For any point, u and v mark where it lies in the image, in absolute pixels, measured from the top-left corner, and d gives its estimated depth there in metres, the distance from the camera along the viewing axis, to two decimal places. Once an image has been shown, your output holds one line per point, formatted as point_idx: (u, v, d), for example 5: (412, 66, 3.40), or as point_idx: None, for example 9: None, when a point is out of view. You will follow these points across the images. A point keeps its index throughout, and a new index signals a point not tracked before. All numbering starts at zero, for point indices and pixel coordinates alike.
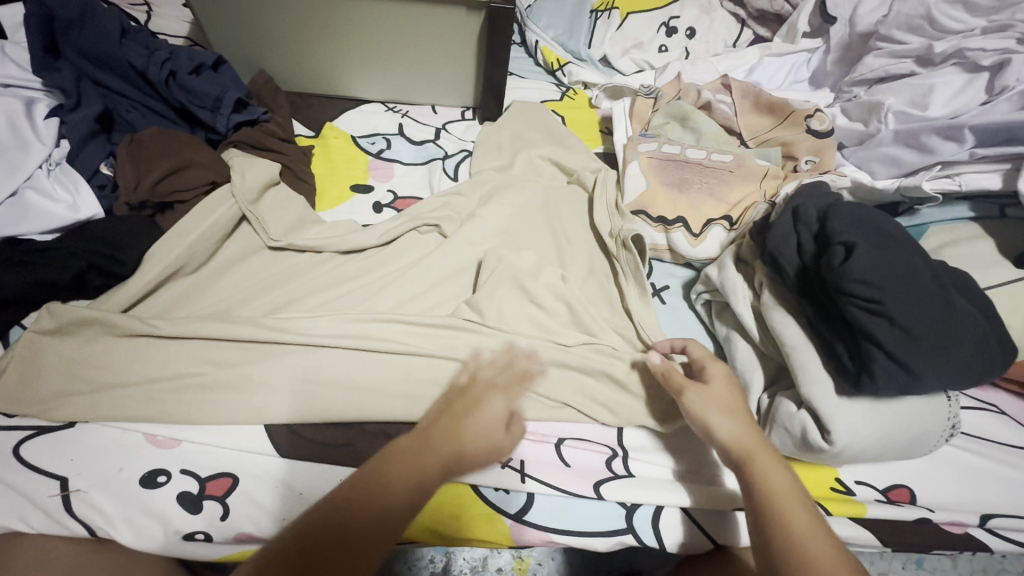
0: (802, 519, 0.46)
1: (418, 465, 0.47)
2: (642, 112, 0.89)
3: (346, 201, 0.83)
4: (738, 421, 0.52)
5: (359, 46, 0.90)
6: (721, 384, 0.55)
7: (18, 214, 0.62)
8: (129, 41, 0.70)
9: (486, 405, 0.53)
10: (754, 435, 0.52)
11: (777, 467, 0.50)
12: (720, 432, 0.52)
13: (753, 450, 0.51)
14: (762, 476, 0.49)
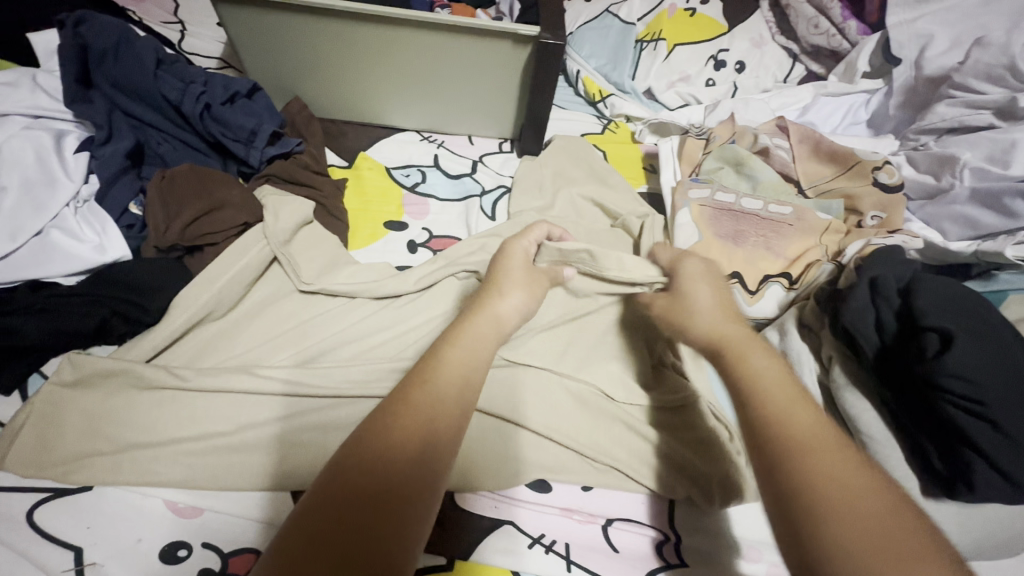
0: (783, 397, 0.40)
1: (433, 392, 0.45)
2: (691, 154, 0.85)
3: (379, 238, 0.79)
4: (716, 311, 0.49)
5: (397, 76, 0.87)
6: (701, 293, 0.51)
7: (44, 255, 0.58)
8: (164, 72, 0.67)
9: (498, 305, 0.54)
10: (732, 321, 0.47)
11: (764, 356, 0.43)
12: (695, 322, 0.48)
13: (728, 335, 0.46)
14: (739, 364, 0.43)
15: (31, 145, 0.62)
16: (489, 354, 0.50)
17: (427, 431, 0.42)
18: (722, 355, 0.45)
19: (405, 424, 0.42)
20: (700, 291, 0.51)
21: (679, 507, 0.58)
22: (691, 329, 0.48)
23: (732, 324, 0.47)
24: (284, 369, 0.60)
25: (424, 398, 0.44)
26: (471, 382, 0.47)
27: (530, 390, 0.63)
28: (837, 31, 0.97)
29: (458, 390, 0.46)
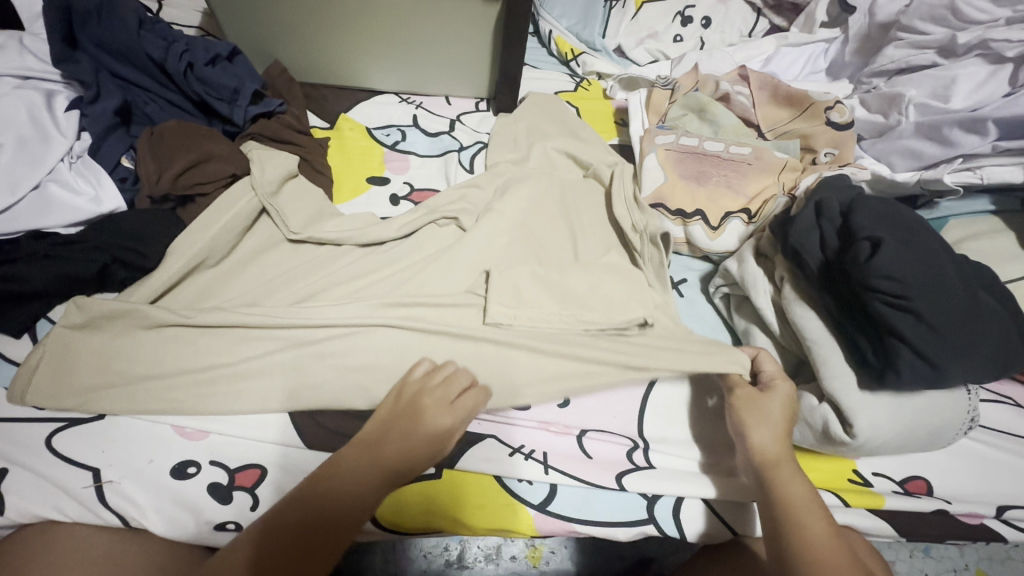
0: (811, 515, 0.50)
1: (330, 486, 0.51)
2: (658, 103, 0.89)
3: (363, 193, 0.83)
4: (780, 432, 0.54)
5: (376, 37, 0.90)
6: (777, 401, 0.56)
7: (42, 207, 0.61)
8: (147, 32, 0.69)
9: (427, 414, 0.54)
10: (789, 450, 0.54)
11: (799, 483, 0.52)
12: (754, 438, 0.54)
13: (782, 459, 0.53)
14: (782, 485, 0.52)
15: (22, 104, 0.64)
16: (413, 455, 0.53)
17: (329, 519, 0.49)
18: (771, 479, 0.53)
19: (304, 521, 0.49)
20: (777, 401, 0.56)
21: (647, 415, 0.64)
22: (751, 441, 0.54)
23: (784, 447, 0.54)
24: (276, 308, 0.64)
25: (328, 487, 0.50)
26: (386, 476, 0.52)
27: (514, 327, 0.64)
28: None
29: (351, 484, 0.51)
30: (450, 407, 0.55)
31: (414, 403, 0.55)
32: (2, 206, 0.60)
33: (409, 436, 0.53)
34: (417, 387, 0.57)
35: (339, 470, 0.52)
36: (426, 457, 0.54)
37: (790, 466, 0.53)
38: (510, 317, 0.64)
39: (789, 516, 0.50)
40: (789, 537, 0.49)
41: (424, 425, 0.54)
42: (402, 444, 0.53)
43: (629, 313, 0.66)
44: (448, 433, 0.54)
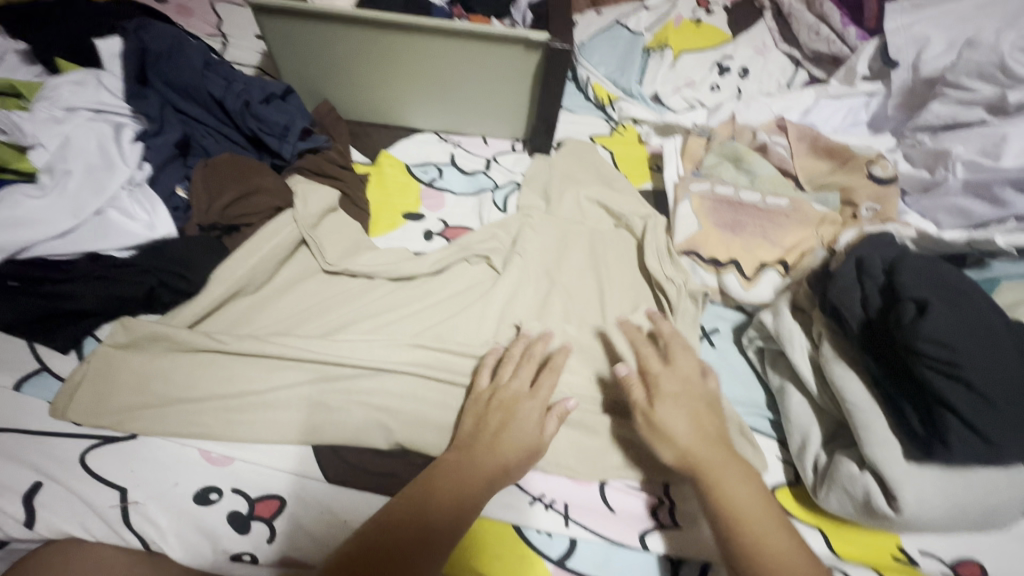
0: (754, 514, 0.51)
1: (421, 503, 0.50)
2: (694, 152, 0.89)
3: (398, 227, 0.85)
4: (693, 431, 0.56)
5: (418, 80, 0.92)
6: (682, 399, 0.58)
7: (101, 231, 0.65)
8: (210, 72, 0.74)
9: (518, 416, 0.57)
10: (710, 447, 0.55)
11: (738, 482, 0.53)
12: (673, 443, 0.56)
13: (704, 460, 0.54)
14: (716, 488, 0.52)
15: (94, 136, 0.68)
16: (512, 455, 0.55)
17: (418, 536, 0.48)
18: (700, 477, 0.54)
19: (395, 540, 0.47)
20: (677, 404, 0.57)
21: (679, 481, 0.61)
22: (668, 445, 0.56)
23: (705, 444, 0.55)
24: (308, 338, 0.65)
25: (438, 488, 0.51)
26: (489, 475, 0.53)
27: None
28: (838, 37, 1.02)
29: (443, 502, 0.51)
30: (541, 420, 0.58)
31: (497, 402, 0.58)
32: (65, 229, 0.64)
33: (503, 434, 0.56)
34: (494, 395, 0.59)
35: (432, 487, 0.52)
36: (525, 458, 0.56)
37: (722, 467, 0.54)
38: None
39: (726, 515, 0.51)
40: (732, 531, 0.50)
41: (507, 436, 0.56)
42: (502, 447, 0.55)
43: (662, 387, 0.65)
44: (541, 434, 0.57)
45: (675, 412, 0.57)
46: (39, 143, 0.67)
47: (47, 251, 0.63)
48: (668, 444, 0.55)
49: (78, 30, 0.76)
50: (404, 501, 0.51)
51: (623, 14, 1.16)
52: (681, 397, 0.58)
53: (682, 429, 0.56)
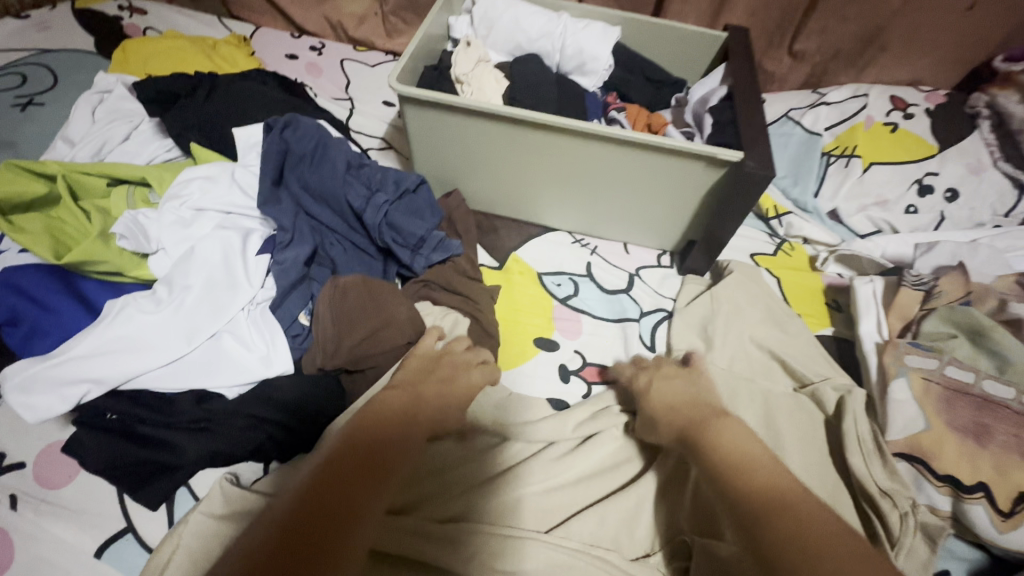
0: (753, 452, 0.47)
1: (372, 416, 0.48)
2: (905, 308, 0.71)
3: (529, 359, 0.72)
4: (683, 403, 0.55)
5: (568, 180, 0.80)
6: (675, 380, 0.59)
7: (215, 361, 0.56)
8: (352, 176, 0.65)
9: (472, 359, 0.58)
10: (696, 406, 0.54)
11: (735, 432, 0.50)
12: (662, 401, 0.56)
13: (699, 418, 0.52)
14: (717, 440, 0.49)
15: (220, 244, 0.60)
16: (477, 387, 0.57)
17: (398, 430, 0.47)
18: (692, 437, 0.51)
19: (375, 427, 0.46)
20: (672, 382, 0.58)
21: None
22: (662, 417, 0.55)
23: (696, 410, 0.54)
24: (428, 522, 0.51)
25: (409, 398, 0.51)
26: (456, 398, 0.54)
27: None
28: None
29: (392, 417, 0.48)
30: (471, 350, 0.60)
31: (437, 362, 0.57)
32: (175, 356, 0.55)
33: (464, 366, 0.57)
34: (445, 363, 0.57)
35: (381, 407, 0.49)
36: (481, 392, 0.58)
37: (718, 423, 0.51)
38: None
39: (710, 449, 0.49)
40: (726, 472, 0.46)
41: (464, 374, 0.56)
42: (467, 377, 0.56)
43: None
44: (494, 373, 0.59)
45: (671, 385, 0.58)
46: (162, 250, 0.59)
47: (153, 382, 0.55)
48: (660, 416, 0.56)
49: (220, 117, 0.70)
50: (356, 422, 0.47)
51: (798, 108, 0.98)
52: (673, 376, 0.59)
53: (673, 394, 0.56)
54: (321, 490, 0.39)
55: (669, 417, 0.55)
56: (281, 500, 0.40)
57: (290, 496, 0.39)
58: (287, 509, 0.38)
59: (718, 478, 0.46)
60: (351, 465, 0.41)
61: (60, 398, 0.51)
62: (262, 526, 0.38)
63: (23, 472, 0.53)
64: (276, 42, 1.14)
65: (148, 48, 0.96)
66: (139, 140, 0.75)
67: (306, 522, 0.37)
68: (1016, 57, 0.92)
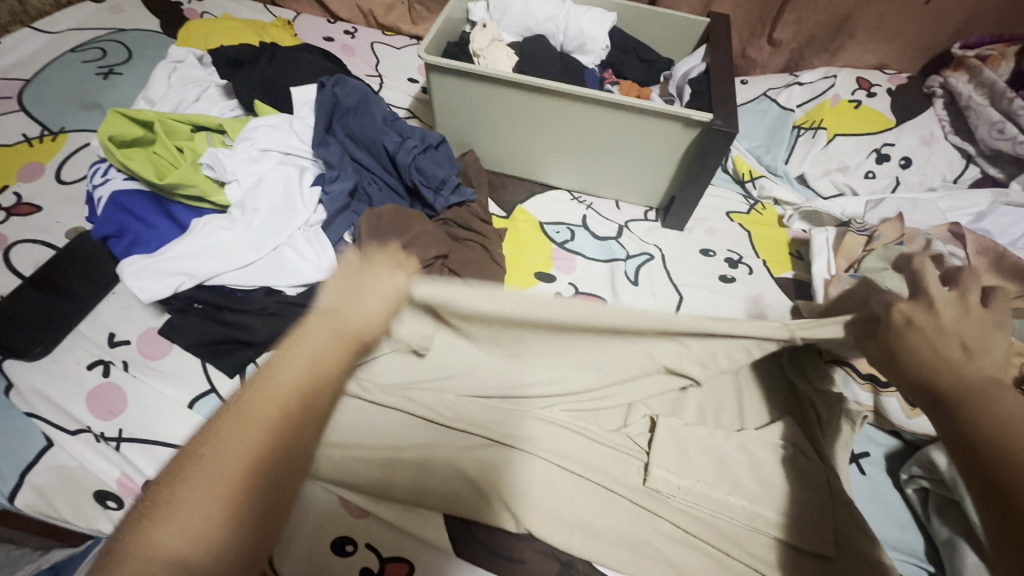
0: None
1: (264, 401, 0.45)
2: (850, 249, 0.84)
3: (530, 287, 0.86)
4: (971, 355, 0.45)
5: (566, 143, 0.94)
6: (968, 323, 0.47)
7: (277, 266, 0.70)
8: (388, 128, 0.79)
9: (376, 283, 0.55)
10: (979, 367, 0.44)
11: (1015, 400, 0.42)
12: (972, 378, 0.44)
13: (966, 383, 0.44)
14: (985, 414, 0.42)
15: (282, 177, 0.75)
16: (377, 315, 0.53)
17: (286, 410, 0.45)
18: (949, 403, 0.44)
19: (250, 426, 0.43)
20: (924, 332, 0.47)
21: None
22: (910, 375, 0.47)
23: (972, 369, 0.44)
24: (469, 415, 0.65)
25: (302, 353, 0.48)
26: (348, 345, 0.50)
27: (673, 499, 0.62)
28: None
29: (300, 390, 0.46)
30: (392, 274, 0.57)
31: (361, 279, 0.55)
32: (247, 261, 0.69)
33: (363, 291, 0.54)
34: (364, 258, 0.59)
35: (281, 381, 0.46)
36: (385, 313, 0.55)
37: (998, 390, 0.43)
38: (673, 489, 0.62)
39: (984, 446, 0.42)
40: (1002, 442, 0.41)
41: (360, 304, 0.52)
42: (360, 309, 0.52)
43: (808, 521, 0.59)
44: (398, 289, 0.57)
45: (946, 338, 0.46)
46: (235, 180, 0.74)
47: (230, 280, 0.69)
48: (920, 373, 0.46)
49: (278, 79, 0.85)
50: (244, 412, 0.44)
51: (774, 86, 1.10)
52: (965, 324, 0.46)
53: (926, 347, 0.46)
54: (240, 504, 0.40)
55: (935, 379, 0.45)
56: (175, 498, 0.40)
57: (191, 508, 0.39)
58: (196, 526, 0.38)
59: (995, 458, 0.40)
60: (248, 482, 0.41)
61: (162, 285, 0.66)
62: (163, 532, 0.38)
63: (130, 346, 0.68)
64: (314, 26, 1.29)
65: (207, 28, 1.11)
66: (208, 100, 0.90)
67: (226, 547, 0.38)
68: (973, 43, 1.03)
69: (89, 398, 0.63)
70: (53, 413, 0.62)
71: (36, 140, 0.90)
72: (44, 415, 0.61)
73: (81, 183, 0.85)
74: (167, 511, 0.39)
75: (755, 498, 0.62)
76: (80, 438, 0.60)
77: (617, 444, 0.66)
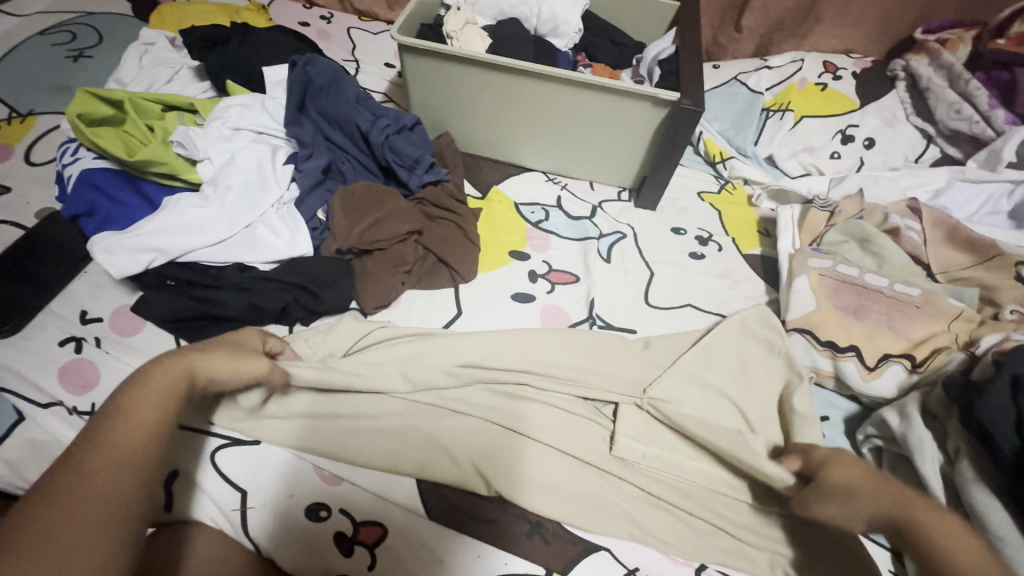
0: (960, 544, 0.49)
1: (117, 449, 0.46)
2: (814, 224, 0.87)
3: (504, 265, 0.86)
4: (870, 491, 0.53)
5: (538, 124, 0.95)
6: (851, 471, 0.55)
7: (250, 243, 0.71)
8: (360, 106, 0.79)
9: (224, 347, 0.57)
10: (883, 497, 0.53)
11: (934, 519, 0.51)
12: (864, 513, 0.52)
13: (895, 506, 0.52)
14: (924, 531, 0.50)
15: (254, 156, 0.75)
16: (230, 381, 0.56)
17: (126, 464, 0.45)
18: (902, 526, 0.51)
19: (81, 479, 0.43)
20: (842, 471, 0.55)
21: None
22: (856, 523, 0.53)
23: (888, 497, 0.53)
24: (440, 385, 0.66)
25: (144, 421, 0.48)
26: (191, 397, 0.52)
27: (638, 465, 0.63)
28: (982, 118, 0.96)
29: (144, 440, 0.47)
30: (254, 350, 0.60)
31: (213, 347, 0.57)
32: (220, 238, 0.70)
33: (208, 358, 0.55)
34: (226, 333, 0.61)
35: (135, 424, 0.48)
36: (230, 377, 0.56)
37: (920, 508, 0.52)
38: (637, 455, 0.64)
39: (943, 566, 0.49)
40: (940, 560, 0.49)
41: (215, 361, 0.55)
42: (211, 365, 0.54)
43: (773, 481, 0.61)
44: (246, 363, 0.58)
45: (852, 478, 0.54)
46: (208, 158, 0.74)
47: (202, 257, 0.70)
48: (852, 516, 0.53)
49: (251, 59, 0.85)
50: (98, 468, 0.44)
51: (744, 70, 1.12)
52: (834, 455, 0.57)
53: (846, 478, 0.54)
54: (110, 556, 0.41)
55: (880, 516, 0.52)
56: (23, 555, 0.38)
57: (41, 542, 0.39)
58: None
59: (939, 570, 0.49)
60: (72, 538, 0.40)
61: (134, 261, 0.66)
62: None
63: (102, 323, 0.68)
64: (290, 11, 1.28)
65: (181, 11, 1.10)
66: (180, 82, 0.90)
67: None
68: (933, 28, 1.06)
69: (61, 373, 0.63)
70: (25, 388, 0.62)
71: (5, 122, 0.89)
72: (15, 389, 0.61)
73: (52, 164, 0.85)
74: (12, 546, 0.39)
75: (714, 459, 0.64)
76: (52, 412, 0.60)
77: (586, 412, 0.68)
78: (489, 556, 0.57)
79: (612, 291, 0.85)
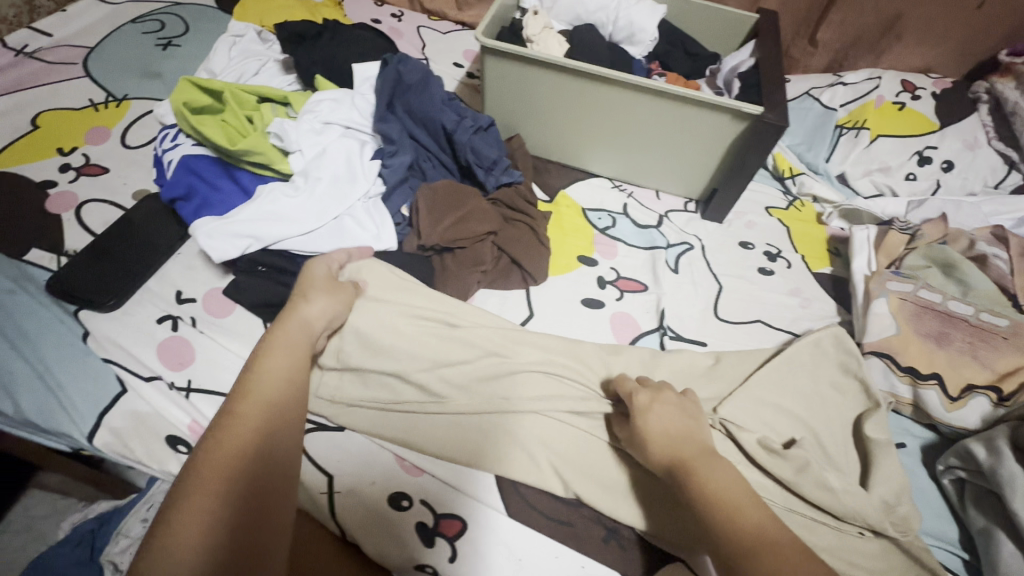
0: (739, 496, 0.48)
1: (265, 396, 0.51)
2: (892, 246, 0.85)
3: (573, 270, 0.86)
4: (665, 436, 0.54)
5: (610, 132, 0.95)
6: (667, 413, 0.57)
7: (337, 234, 0.73)
8: (445, 106, 0.81)
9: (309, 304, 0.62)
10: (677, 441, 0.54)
11: (719, 470, 0.50)
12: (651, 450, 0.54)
13: (681, 455, 0.52)
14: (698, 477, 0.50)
15: (343, 150, 0.78)
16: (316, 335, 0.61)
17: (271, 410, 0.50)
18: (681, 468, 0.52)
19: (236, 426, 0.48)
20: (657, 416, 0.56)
21: None
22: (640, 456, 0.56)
23: (687, 443, 0.53)
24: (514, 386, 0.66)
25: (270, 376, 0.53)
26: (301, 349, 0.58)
27: None
28: None
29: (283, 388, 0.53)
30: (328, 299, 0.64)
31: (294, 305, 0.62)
32: (310, 228, 0.72)
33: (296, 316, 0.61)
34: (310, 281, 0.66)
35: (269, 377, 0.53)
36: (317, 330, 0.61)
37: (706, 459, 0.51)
38: None
39: (737, 553, 0.43)
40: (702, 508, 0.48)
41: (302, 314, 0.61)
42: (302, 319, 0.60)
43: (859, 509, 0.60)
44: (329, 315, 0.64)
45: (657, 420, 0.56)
46: (299, 150, 0.76)
47: (292, 245, 0.72)
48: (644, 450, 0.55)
49: (340, 56, 0.87)
50: (229, 414, 0.48)
51: (818, 86, 1.11)
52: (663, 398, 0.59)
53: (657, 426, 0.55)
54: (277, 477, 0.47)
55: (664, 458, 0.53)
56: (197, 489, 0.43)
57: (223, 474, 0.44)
58: (210, 500, 0.42)
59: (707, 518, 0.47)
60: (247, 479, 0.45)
61: (231, 246, 0.69)
62: (172, 522, 0.40)
63: (196, 304, 0.71)
64: (364, 8, 1.31)
65: (264, 5, 1.14)
66: (268, 74, 0.93)
67: (236, 533, 0.41)
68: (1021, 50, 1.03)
69: (159, 349, 0.66)
70: (126, 360, 0.65)
71: (102, 105, 0.94)
72: (117, 361, 0.65)
73: (146, 148, 0.88)
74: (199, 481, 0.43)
75: None
76: (153, 385, 0.63)
77: None
78: (565, 558, 0.58)
79: (679, 301, 0.85)
